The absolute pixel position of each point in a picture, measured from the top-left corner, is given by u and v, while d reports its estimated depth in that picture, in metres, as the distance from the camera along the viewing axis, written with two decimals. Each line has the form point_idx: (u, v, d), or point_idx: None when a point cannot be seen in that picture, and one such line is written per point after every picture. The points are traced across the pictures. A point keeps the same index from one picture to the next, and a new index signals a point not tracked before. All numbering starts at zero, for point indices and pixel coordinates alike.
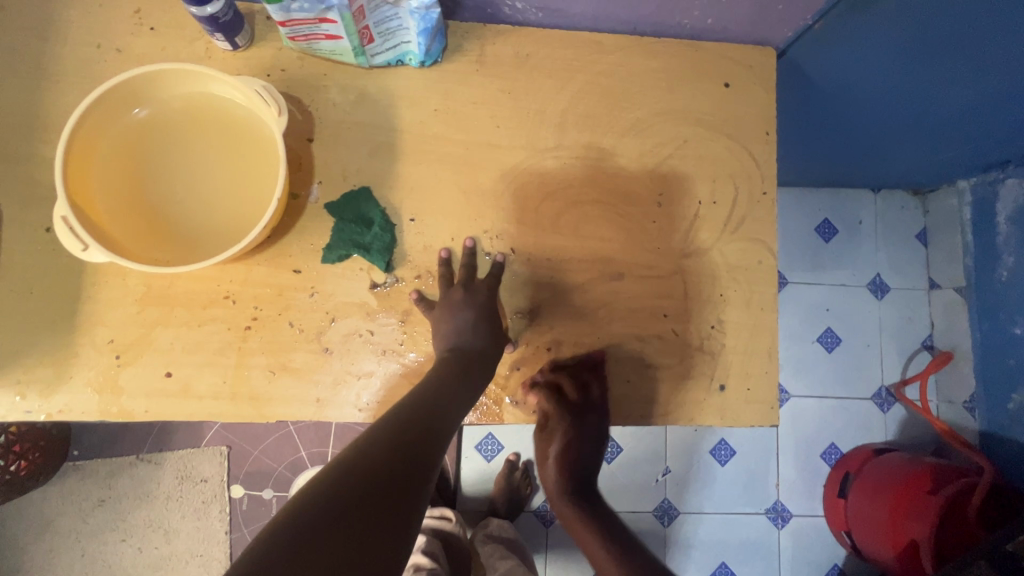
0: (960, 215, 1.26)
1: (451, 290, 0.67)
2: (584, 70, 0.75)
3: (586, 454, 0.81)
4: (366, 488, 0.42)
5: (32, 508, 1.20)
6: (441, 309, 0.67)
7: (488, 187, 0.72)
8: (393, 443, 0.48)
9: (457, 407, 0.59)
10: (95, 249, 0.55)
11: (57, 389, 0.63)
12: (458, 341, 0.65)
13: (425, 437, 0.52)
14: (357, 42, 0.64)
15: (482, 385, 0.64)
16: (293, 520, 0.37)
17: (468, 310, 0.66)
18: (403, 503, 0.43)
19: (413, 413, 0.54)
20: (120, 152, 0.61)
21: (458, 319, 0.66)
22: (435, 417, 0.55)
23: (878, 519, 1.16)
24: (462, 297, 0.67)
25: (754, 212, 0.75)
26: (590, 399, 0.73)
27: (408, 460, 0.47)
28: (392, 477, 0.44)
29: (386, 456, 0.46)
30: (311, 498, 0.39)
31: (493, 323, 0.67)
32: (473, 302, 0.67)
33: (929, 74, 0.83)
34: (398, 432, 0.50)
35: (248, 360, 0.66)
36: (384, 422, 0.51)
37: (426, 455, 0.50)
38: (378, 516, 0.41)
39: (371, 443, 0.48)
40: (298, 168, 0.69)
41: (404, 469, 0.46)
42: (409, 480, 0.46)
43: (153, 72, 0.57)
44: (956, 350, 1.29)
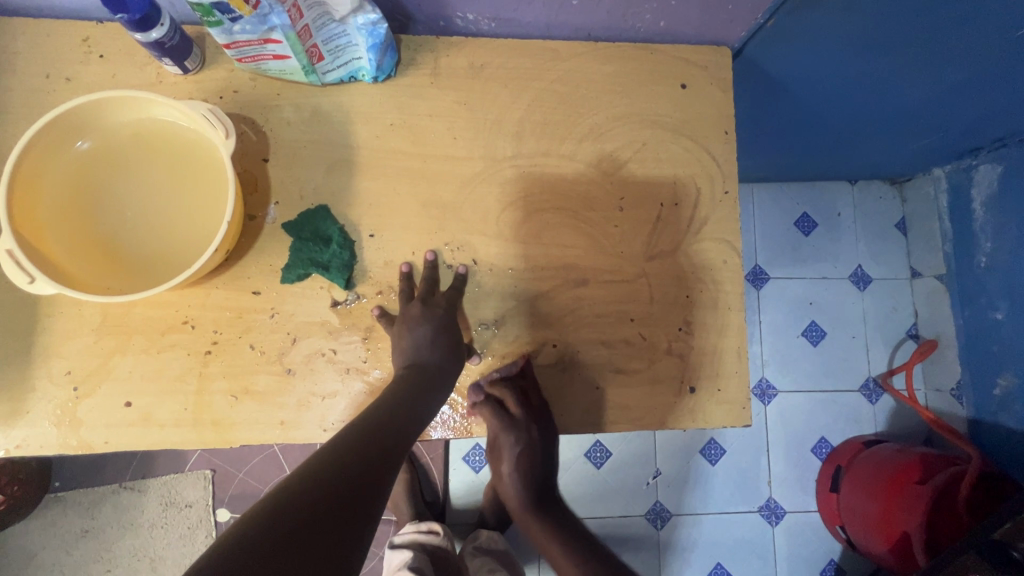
0: (936, 203, 1.27)
1: (411, 305, 0.67)
2: (540, 78, 0.75)
3: (542, 464, 0.78)
4: (319, 501, 0.40)
5: (14, 542, 1.18)
6: (402, 324, 0.66)
7: (448, 199, 0.72)
8: (347, 460, 0.47)
9: (414, 424, 0.58)
10: (43, 281, 0.55)
11: (15, 424, 0.62)
12: (420, 356, 0.64)
13: (381, 454, 0.51)
14: (306, 61, 0.64)
15: (443, 399, 0.64)
16: (244, 533, 0.35)
17: (428, 325, 0.66)
18: (359, 518, 0.42)
19: (369, 431, 0.53)
20: (66, 183, 0.60)
21: (419, 334, 0.65)
22: (392, 435, 0.54)
23: (871, 512, 1.15)
24: (422, 311, 0.67)
25: (717, 212, 0.75)
26: (532, 406, 0.71)
27: (363, 477, 0.46)
28: (347, 493, 0.43)
29: (341, 472, 0.45)
30: (262, 512, 0.38)
31: (456, 336, 0.67)
32: (432, 317, 0.67)
33: (891, 63, 0.83)
34: (353, 450, 0.49)
35: (210, 385, 0.65)
36: (338, 439, 0.50)
37: (382, 471, 0.49)
38: (331, 530, 0.39)
39: (325, 460, 0.46)
40: (253, 189, 0.69)
41: (359, 484, 0.45)
42: (365, 496, 0.44)
43: (94, 101, 0.57)
44: (940, 338, 1.29)
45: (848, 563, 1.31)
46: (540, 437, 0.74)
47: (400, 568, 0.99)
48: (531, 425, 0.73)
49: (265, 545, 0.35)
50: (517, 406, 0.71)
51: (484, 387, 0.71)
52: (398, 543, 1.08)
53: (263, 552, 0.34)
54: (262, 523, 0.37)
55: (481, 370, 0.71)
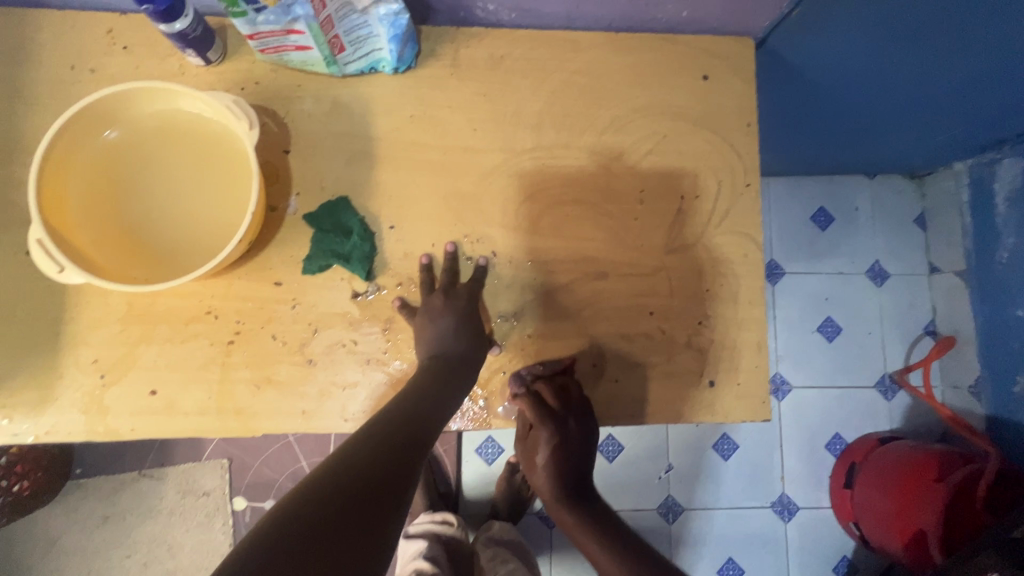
0: (957, 198, 1.25)
1: (432, 297, 0.67)
2: (560, 69, 0.74)
3: (580, 457, 0.74)
4: (344, 495, 0.40)
5: (37, 527, 1.21)
6: (422, 316, 0.67)
7: (467, 190, 0.71)
8: (372, 453, 0.47)
9: (438, 414, 0.58)
10: (72, 271, 0.55)
11: (44, 410, 0.64)
12: (441, 347, 0.65)
13: (405, 446, 0.51)
14: (328, 52, 0.64)
15: (465, 390, 0.64)
16: (271, 535, 0.35)
17: (450, 316, 0.66)
18: (382, 513, 0.41)
19: (393, 424, 0.53)
20: (93, 175, 0.61)
21: (440, 325, 0.66)
22: (416, 427, 0.54)
23: (886, 509, 1.14)
24: (444, 303, 0.67)
25: (738, 205, 0.74)
26: (568, 401, 0.70)
27: (388, 469, 0.46)
28: (372, 486, 0.43)
29: (366, 465, 0.45)
30: (287, 511, 0.38)
31: (477, 327, 0.67)
32: (453, 308, 0.67)
33: (915, 56, 0.81)
34: (377, 444, 0.49)
35: (233, 374, 0.66)
36: (362, 433, 0.50)
37: (407, 463, 0.49)
38: (358, 527, 0.39)
39: (349, 453, 0.46)
40: (275, 180, 0.69)
41: (385, 478, 0.45)
42: (391, 488, 0.44)
43: (120, 92, 0.57)
44: (958, 335, 1.27)
45: (861, 559, 1.30)
46: (578, 431, 0.71)
47: (415, 557, 1.01)
48: (569, 419, 0.71)
49: (288, 549, 0.35)
50: (555, 399, 0.69)
51: (527, 380, 0.70)
52: (413, 533, 1.09)
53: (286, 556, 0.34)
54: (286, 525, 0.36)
55: (525, 365, 0.71)
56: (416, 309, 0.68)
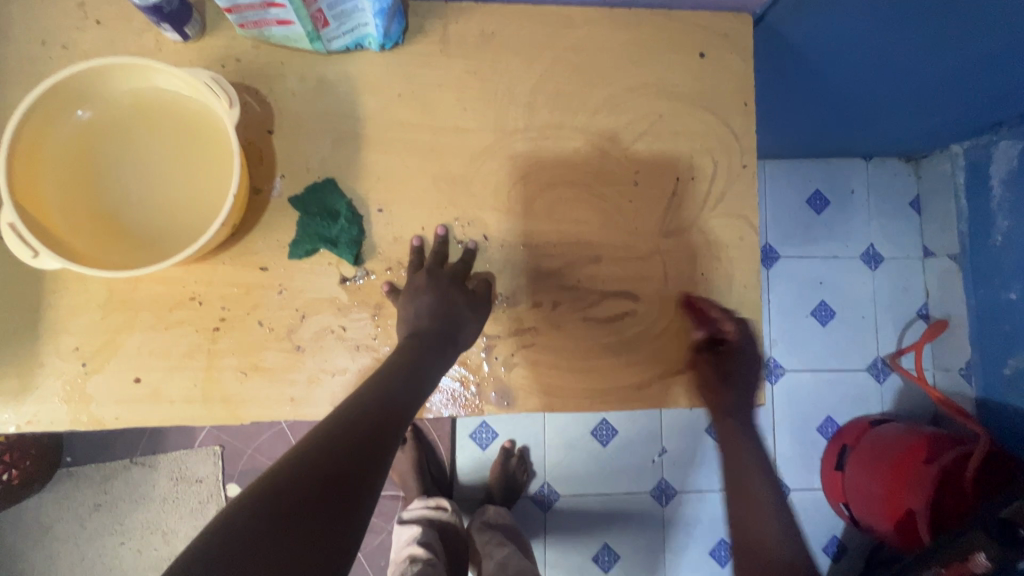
0: (953, 180, 1.24)
1: (416, 276, 0.66)
2: (553, 46, 0.72)
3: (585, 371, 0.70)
4: (306, 488, 0.39)
5: (29, 515, 1.20)
6: (406, 294, 0.66)
7: (457, 172, 0.70)
8: (345, 434, 0.46)
9: (419, 390, 0.57)
10: (47, 256, 0.54)
11: (25, 399, 0.62)
12: (421, 323, 0.63)
13: (382, 426, 0.50)
14: (311, 27, 0.62)
15: (447, 364, 0.63)
16: (226, 528, 0.35)
17: (432, 293, 0.65)
18: (347, 503, 0.41)
19: (371, 403, 0.52)
20: (67, 156, 0.58)
21: (422, 303, 0.64)
22: (395, 406, 0.53)
23: (876, 491, 1.15)
24: (426, 279, 0.66)
25: (733, 186, 0.73)
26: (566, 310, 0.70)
27: (362, 450, 0.46)
28: (337, 473, 0.42)
29: (338, 447, 0.44)
30: (251, 499, 0.37)
31: (460, 301, 0.66)
32: (435, 285, 0.65)
33: (914, 35, 0.80)
34: (354, 424, 0.48)
35: (219, 361, 0.65)
36: (338, 414, 0.49)
37: (384, 443, 0.48)
38: (325, 514, 0.39)
39: (322, 434, 0.46)
40: (258, 162, 0.67)
41: (357, 458, 0.44)
42: (364, 469, 0.44)
43: (92, 68, 0.55)
44: (951, 318, 1.28)
45: (850, 539, 1.32)
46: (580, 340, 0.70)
47: (410, 543, 1.02)
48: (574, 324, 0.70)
49: (240, 548, 0.34)
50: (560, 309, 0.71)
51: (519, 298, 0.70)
52: (407, 519, 1.10)
53: (243, 550, 0.34)
54: (240, 517, 0.36)
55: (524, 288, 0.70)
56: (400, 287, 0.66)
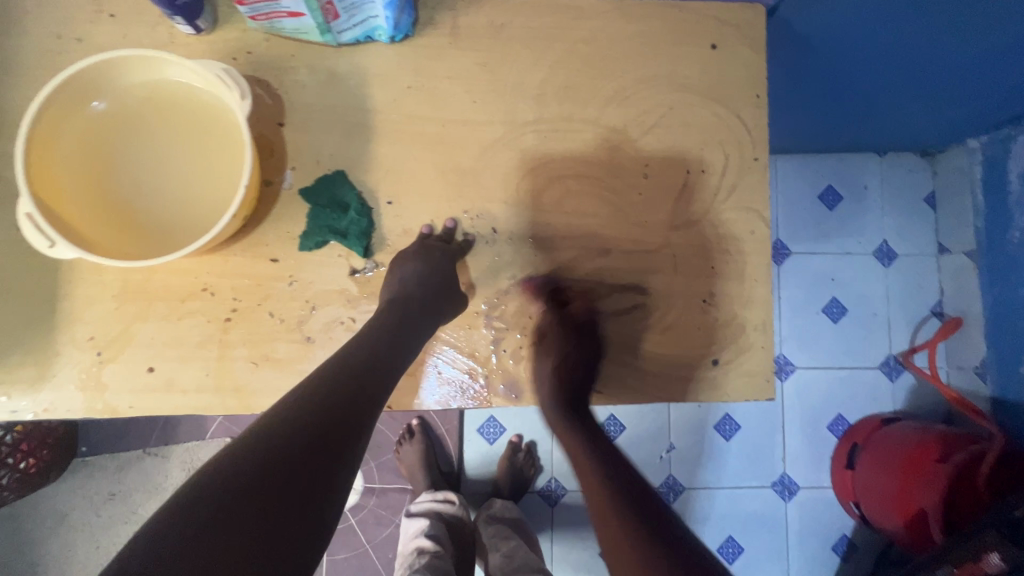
0: (969, 175, 1.22)
1: (410, 245, 0.67)
2: (562, 38, 0.71)
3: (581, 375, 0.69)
4: (292, 442, 0.40)
5: (46, 503, 1.22)
6: (397, 263, 0.66)
7: (466, 165, 0.70)
8: (323, 398, 0.46)
9: (398, 358, 0.58)
10: (63, 245, 0.54)
11: (42, 387, 0.63)
12: (405, 285, 0.63)
13: (361, 392, 0.50)
14: (321, 19, 0.62)
15: (430, 330, 0.63)
16: (208, 483, 0.35)
17: (420, 258, 0.65)
18: (334, 455, 0.42)
19: (348, 369, 0.52)
20: (82, 148, 0.59)
21: (410, 266, 0.64)
22: (373, 373, 0.53)
23: (886, 490, 1.14)
24: (417, 246, 0.66)
25: (745, 179, 0.72)
26: (572, 314, 0.70)
27: (341, 413, 0.46)
28: (322, 431, 0.43)
29: (316, 411, 0.44)
30: (233, 458, 0.37)
31: (447, 266, 0.65)
32: (426, 256, 0.65)
33: (932, 26, 0.78)
34: (331, 390, 0.48)
35: (230, 352, 0.65)
36: (313, 379, 0.49)
37: (362, 407, 0.49)
38: (305, 474, 0.39)
39: (299, 400, 0.46)
40: (269, 154, 0.67)
41: (337, 420, 0.45)
42: (344, 433, 0.44)
43: (106, 60, 0.55)
44: (966, 315, 1.26)
45: (860, 538, 1.31)
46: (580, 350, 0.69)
47: (417, 535, 1.03)
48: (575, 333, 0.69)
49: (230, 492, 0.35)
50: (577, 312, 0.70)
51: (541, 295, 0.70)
52: (415, 511, 1.11)
53: (226, 504, 0.34)
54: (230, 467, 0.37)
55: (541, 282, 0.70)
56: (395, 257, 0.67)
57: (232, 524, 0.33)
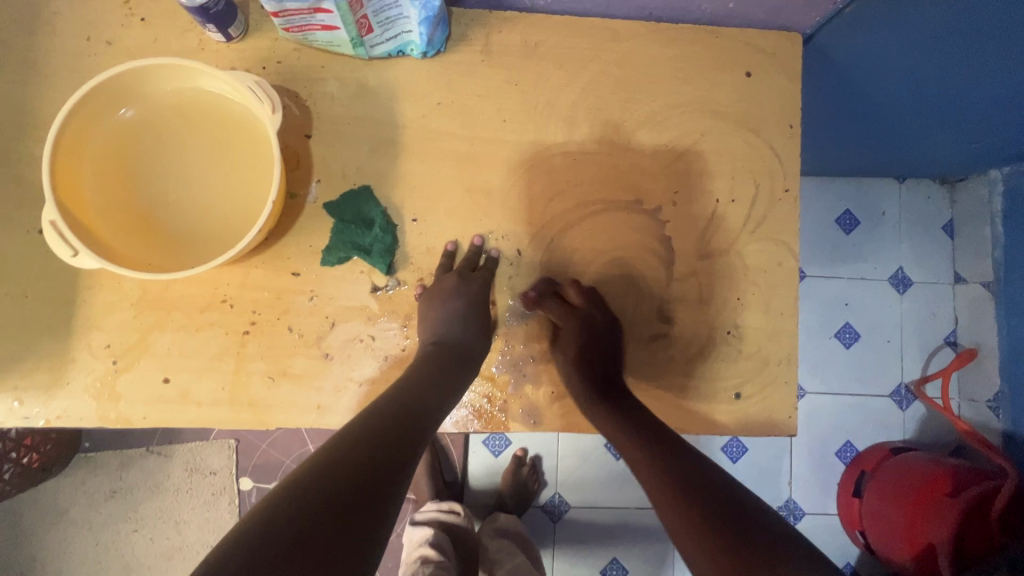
0: (989, 207, 1.21)
1: (445, 278, 0.65)
2: (596, 60, 0.70)
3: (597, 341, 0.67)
4: (334, 492, 0.41)
5: (46, 498, 1.21)
6: (434, 294, 0.65)
7: (493, 185, 0.69)
8: (355, 456, 0.46)
9: (439, 403, 0.58)
10: (86, 255, 0.53)
11: (55, 393, 0.62)
12: (439, 325, 0.63)
13: (394, 447, 0.49)
14: (355, 33, 0.61)
15: (467, 380, 0.63)
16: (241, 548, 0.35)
17: (459, 301, 0.64)
18: (371, 505, 0.42)
19: (381, 424, 0.51)
20: (108, 155, 0.58)
21: (450, 308, 0.64)
22: (402, 426, 0.52)
23: (895, 522, 1.12)
24: (454, 283, 0.65)
25: (775, 211, 0.71)
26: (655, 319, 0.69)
27: (370, 475, 0.44)
28: (360, 483, 0.43)
29: (342, 471, 0.43)
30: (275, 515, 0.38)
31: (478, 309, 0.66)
32: (465, 292, 0.65)
33: (965, 63, 0.77)
34: (358, 445, 0.47)
35: (247, 365, 0.64)
36: (339, 436, 0.48)
37: (395, 464, 0.47)
38: (339, 535, 0.38)
39: (330, 457, 0.45)
40: (295, 166, 0.66)
41: (368, 480, 0.44)
42: (379, 493, 0.43)
43: (139, 68, 0.55)
44: (980, 348, 1.24)
45: (863, 567, 1.30)
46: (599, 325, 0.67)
47: (421, 545, 1.01)
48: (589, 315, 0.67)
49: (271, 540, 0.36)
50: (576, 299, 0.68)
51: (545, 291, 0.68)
52: (419, 521, 1.08)
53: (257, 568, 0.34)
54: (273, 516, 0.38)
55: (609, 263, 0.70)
56: (430, 289, 0.66)
57: None
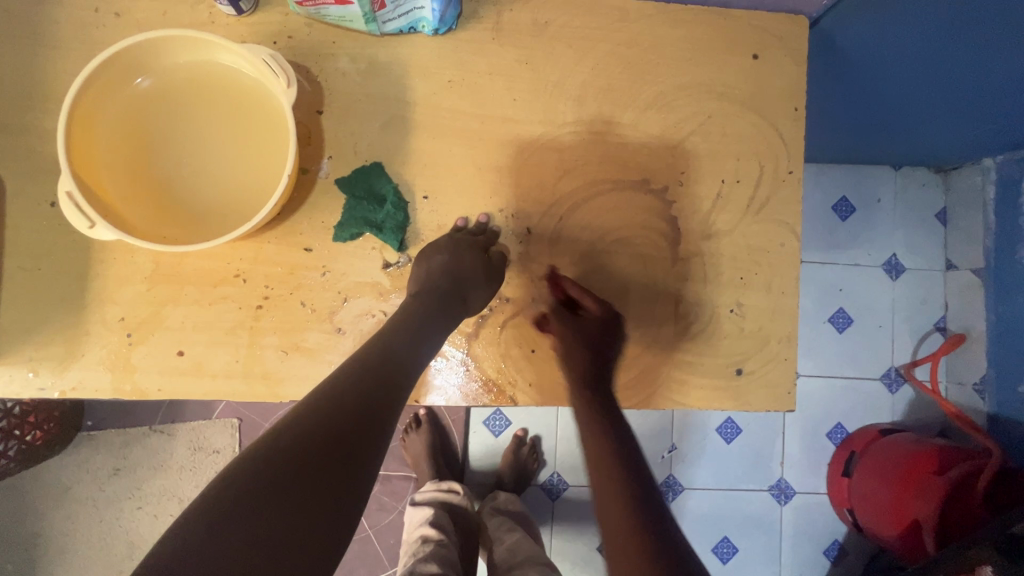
0: (982, 194, 1.24)
1: (441, 236, 0.67)
2: (606, 40, 0.71)
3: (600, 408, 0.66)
4: (319, 439, 0.44)
5: (49, 476, 1.22)
6: (427, 251, 0.66)
7: (503, 163, 0.69)
8: (340, 404, 0.48)
9: (420, 354, 0.59)
10: (103, 227, 0.54)
11: (70, 365, 0.63)
12: (434, 281, 0.63)
13: (378, 395, 0.51)
14: (368, 8, 0.61)
15: (447, 329, 0.63)
16: (233, 493, 0.39)
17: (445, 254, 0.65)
18: (354, 451, 0.45)
19: (366, 371, 0.53)
20: (122, 127, 0.58)
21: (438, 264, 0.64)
22: (380, 390, 0.52)
23: (882, 499, 1.16)
24: (449, 241, 0.66)
25: (779, 192, 0.73)
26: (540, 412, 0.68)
27: (354, 423, 0.47)
28: (345, 432, 0.46)
29: (310, 446, 0.43)
30: (263, 463, 0.41)
31: (479, 268, 0.65)
32: (452, 245, 0.65)
33: (965, 49, 0.79)
34: (334, 408, 0.47)
35: (261, 339, 0.65)
36: (327, 385, 0.50)
37: (369, 436, 0.47)
38: (325, 480, 0.42)
39: (320, 404, 0.47)
40: (307, 142, 0.66)
41: (349, 430, 0.46)
42: (363, 440, 0.47)
43: (154, 39, 0.55)
44: (969, 332, 1.28)
45: (850, 543, 1.34)
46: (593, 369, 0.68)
47: (421, 525, 1.03)
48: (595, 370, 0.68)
49: (262, 484, 0.39)
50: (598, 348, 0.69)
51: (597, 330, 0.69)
52: (419, 500, 1.11)
53: (250, 513, 0.38)
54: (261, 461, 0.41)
55: (629, 246, 0.71)
56: (424, 248, 0.67)
57: (252, 532, 0.37)
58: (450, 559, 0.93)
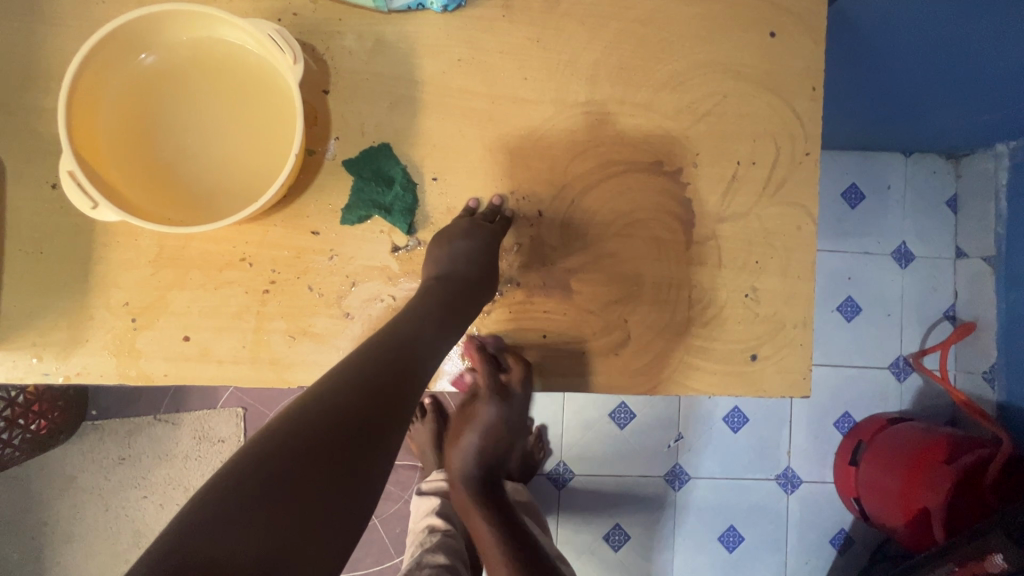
0: (994, 181, 1.22)
1: (457, 220, 0.65)
2: (618, 17, 0.69)
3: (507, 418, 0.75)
4: (337, 424, 0.43)
5: (54, 466, 1.21)
6: (441, 234, 0.65)
7: (514, 144, 0.68)
8: (358, 390, 0.47)
9: (437, 342, 0.58)
10: (107, 207, 0.52)
11: (74, 351, 0.62)
12: (450, 265, 0.62)
13: (395, 383, 0.50)
14: None
15: (468, 316, 0.62)
16: (253, 474, 0.37)
17: (463, 238, 0.63)
18: (373, 437, 0.44)
19: (383, 358, 0.52)
20: (126, 105, 0.57)
21: (457, 249, 0.63)
22: (391, 375, 0.50)
23: (890, 488, 1.15)
24: (465, 223, 0.64)
25: (795, 173, 0.71)
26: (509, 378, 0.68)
27: (371, 409, 0.46)
28: (364, 418, 0.45)
29: (322, 430, 0.42)
30: (281, 445, 0.40)
31: (492, 251, 0.64)
32: (470, 229, 0.64)
33: (986, 28, 0.77)
34: (352, 394, 0.46)
35: (268, 324, 0.64)
36: (339, 371, 0.49)
37: (381, 419, 0.46)
38: (344, 466, 0.41)
39: (336, 390, 0.46)
40: (313, 122, 0.65)
41: (367, 416, 0.45)
42: (381, 427, 0.46)
43: (157, 12, 0.53)
44: (979, 321, 1.26)
45: (857, 532, 1.34)
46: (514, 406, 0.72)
47: (428, 514, 1.02)
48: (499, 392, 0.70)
49: (284, 466, 0.38)
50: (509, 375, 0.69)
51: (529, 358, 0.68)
52: (425, 490, 1.09)
53: (271, 494, 0.37)
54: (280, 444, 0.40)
55: (642, 228, 0.70)
56: (440, 231, 0.65)
57: (274, 512, 0.36)
58: (456, 549, 0.94)
